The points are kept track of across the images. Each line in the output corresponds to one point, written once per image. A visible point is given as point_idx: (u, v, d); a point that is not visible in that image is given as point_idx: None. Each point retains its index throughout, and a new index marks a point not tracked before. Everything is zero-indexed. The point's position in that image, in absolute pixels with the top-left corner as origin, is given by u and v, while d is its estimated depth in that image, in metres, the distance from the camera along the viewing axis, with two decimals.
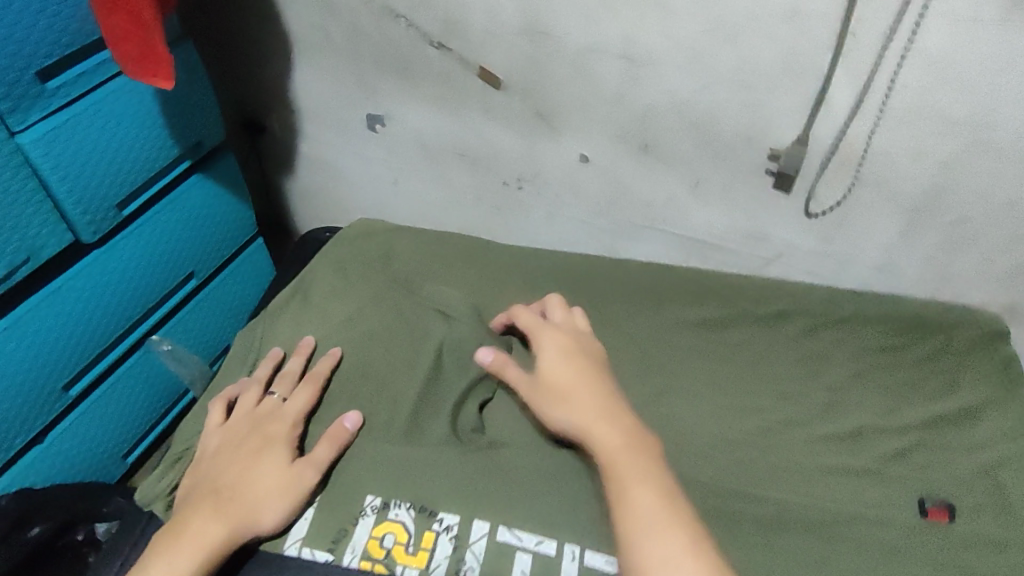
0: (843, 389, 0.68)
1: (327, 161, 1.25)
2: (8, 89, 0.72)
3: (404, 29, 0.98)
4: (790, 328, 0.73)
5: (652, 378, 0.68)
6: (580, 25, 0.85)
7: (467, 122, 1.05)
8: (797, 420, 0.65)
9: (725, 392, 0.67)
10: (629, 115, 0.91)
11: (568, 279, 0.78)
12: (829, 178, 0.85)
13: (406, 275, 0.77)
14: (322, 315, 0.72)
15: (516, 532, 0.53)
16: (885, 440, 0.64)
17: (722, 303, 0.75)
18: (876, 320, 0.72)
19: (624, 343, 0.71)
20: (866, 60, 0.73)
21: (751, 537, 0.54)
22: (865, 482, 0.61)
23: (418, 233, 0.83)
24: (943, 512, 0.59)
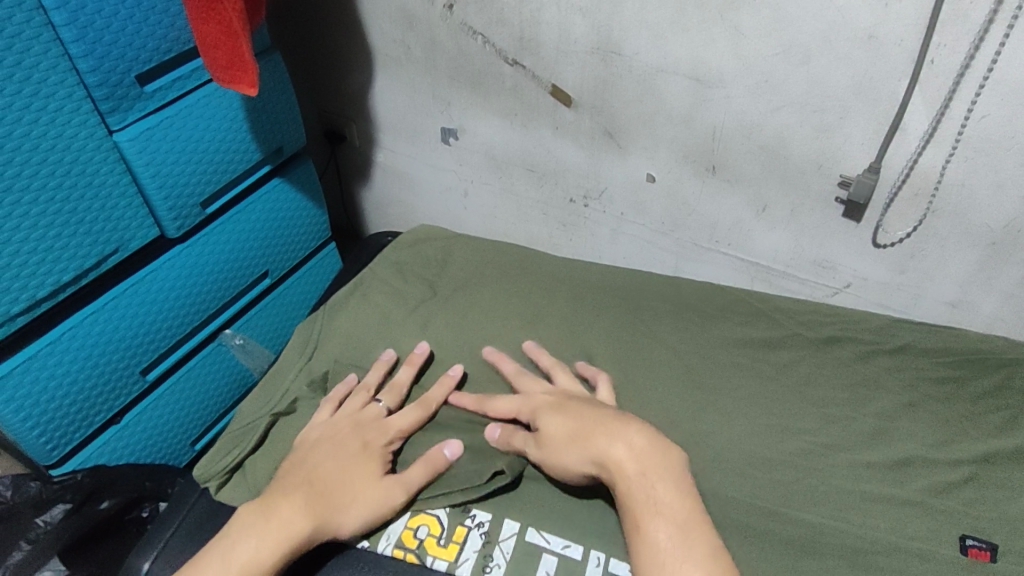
0: (893, 416, 0.65)
1: (400, 172, 1.30)
2: (111, 90, 0.79)
3: (480, 45, 1.01)
4: (841, 353, 0.70)
5: (694, 392, 0.67)
6: (651, 46, 0.87)
7: (536, 138, 1.08)
8: (838, 445, 0.63)
9: (767, 411, 0.66)
10: (697, 135, 0.92)
11: (620, 292, 0.78)
12: (900, 209, 0.84)
13: (459, 281, 0.80)
14: (379, 316, 0.75)
15: (544, 535, 0.57)
16: (932, 471, 0.61)
17: (771, 325, 0.73)
18: (930, 351, 0.69)
19: (672, 357, 0.70)
20: (943, 88, 0.73)
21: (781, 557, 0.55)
22: (909, 514, 0.58)
23: (474, 241, 0.85)
24: (982, 551, 0.56)
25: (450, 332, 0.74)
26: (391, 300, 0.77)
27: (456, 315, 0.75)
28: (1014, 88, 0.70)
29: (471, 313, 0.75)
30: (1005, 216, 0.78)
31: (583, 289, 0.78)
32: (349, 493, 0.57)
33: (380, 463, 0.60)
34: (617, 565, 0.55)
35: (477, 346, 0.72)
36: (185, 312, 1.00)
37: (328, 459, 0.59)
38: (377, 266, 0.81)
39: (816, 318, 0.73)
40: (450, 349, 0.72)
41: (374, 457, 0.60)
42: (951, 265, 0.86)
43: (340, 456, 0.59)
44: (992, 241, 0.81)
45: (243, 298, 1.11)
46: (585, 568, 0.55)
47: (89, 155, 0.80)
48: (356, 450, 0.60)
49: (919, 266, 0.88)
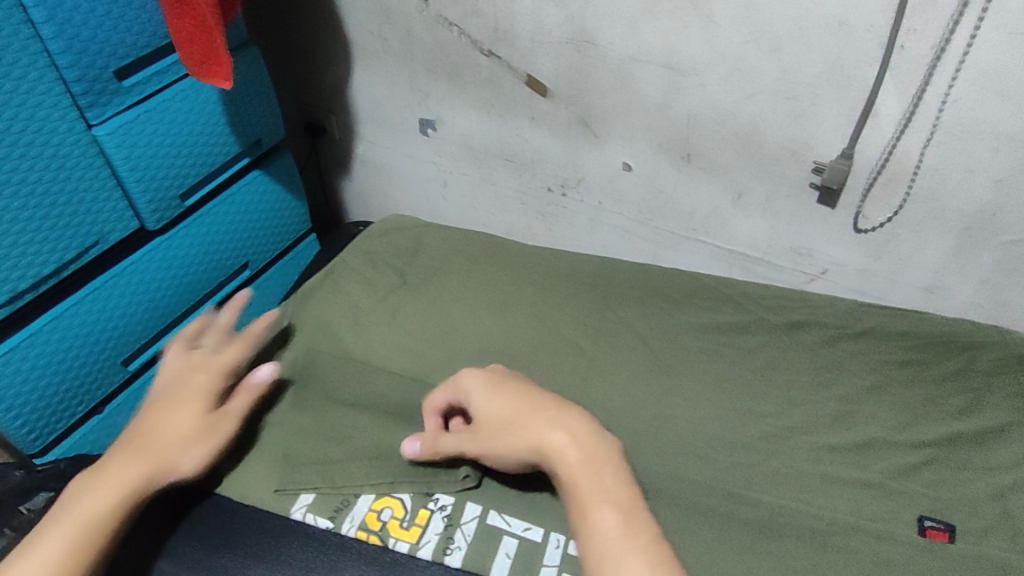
0: (856, 399, 0.66)
1: (379, 163, 1.30)
2: (89, 85, 0.78)
3: (455, 36, 1.01)
4: (809, 337, 0.71)
5: (664, 377, 0.68)
6: (625, 34, 0.87)
7: (513, 129, 1.08)
8: (802, 428, 0.64)
9: (735, 395, 0.66)
10: (672, 124, 0.92)
11: (596, 279, 0.78)
12: (877, 196, 0.84)
13: (432, 269, 0.80)
14: (348, 302, 0.75)
15: (505, 517, 0.57)
16: (895, 454, 0.62)
17: (738, 310, 0.73)
18: (893, 335, 0.70)
19: (642, 343, 0.71)
20: (915, 73, 0.73)
21: (740, 538, 0.55)
22: (872, 494, 0.59)
23: (446, 232, 0.85)
24: (942, 533, 0.57)
25: (419, 320, 0.73)
26: (362, 288, 0.77)
27: (425, 303, 0.75)
28: (983, 74, 0.70)
29: (441, 301, 0.75)
30: (976, 202, 0.79)
31: (558, 276, 0.78)
32: (163, 439, 0.57)
33: (205, 403, 0.60)
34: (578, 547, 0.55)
35: (446, 334, 0.72)
36: (166, 304, 1.00)
37: (149, 412, 0.59)
38: (345, 254, 0.80)
39: (782, 304, 0.73)
40: (420, 336, 0.72)
41: (195, 397, 0.60)
42: (925, 251, 0.86)
43: (162, 405, 0.59)
44: (963, 226, 0.82)
45: (225, 288, 1.11)
46: (546, 550, 0.55)
47: (68, 149, 0.80)
48: (177, 396, 0.60)
49: (893, 251, 0.89)
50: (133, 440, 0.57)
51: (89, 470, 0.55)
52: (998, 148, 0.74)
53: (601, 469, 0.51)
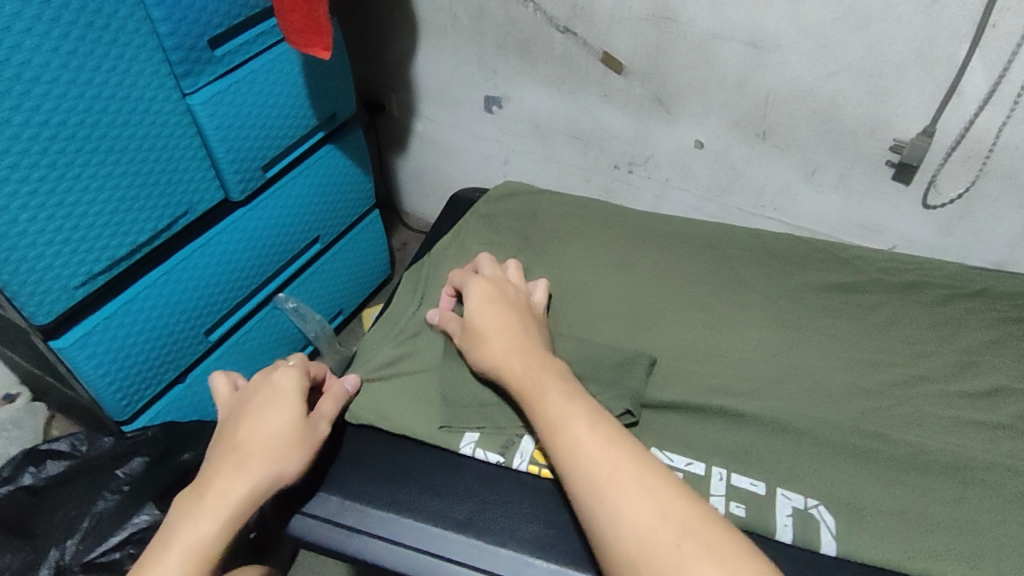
0: (978, 351, 0.69)
1: (441, 140, 1.33)
2: (186, 54, 0.81)
3: (530, 13, 1.04)
4: (924, 296, 0.73)
5: (789, 332, 0.71)
6: (708, 12, 0.89)
7: (583, 106, 1.11)
8: (930, 376, 0.67)
9: (858, 347, 0.70)
10: (750, 101, 0.95)
11: (700, 245, 0.81)
12: (952, 172, 0.87)
13: (550, 232, 0.83)
14: None
15: (667, 453, 0.61)
16: (1022, 400, 0.65)
17: (853, 271, 0.76)
18: (1006, 296, 0.72)
19: (759, 300, 0.75)
20: (1002, 50, 0.75)
21: (891, 474, 0.59)
22: (1003, 436, 0.62)
23: (559, 196, 0.88)
24: None
25: (549, 276, 0.77)
26: (489, 250, 0.81)
27: (547, 263, 0.79)
28: None
29: (565, 260, 0.79)
30: None
31: (671, 240, 0.81)
32: (268, 437, 0.57)
33: (296, 404, 0.60)
34: (741, 478, 0.59)
35: (577, 288, 0.76)
36: (246, 274, 1.03)
37: (247, 414, 0.59)
38: (467, 217, 0.85)
39: (896, 265, 0.76)
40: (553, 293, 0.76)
41: (286, 399, 0.60)
42: (997, 227, 0.89)
43: (258, 407, 0.59)
44: None
45: (300, 259, 1.14)
46: (711, 482, 0.59)
47: (165, 118, 0.82)
48: (269, 398, 0.60)
49: (964, 226, 0.91)
50: (253, 429, 0.57)
51: (213, 460, 0.56)
52: None
53: (572, 424, 0.53)
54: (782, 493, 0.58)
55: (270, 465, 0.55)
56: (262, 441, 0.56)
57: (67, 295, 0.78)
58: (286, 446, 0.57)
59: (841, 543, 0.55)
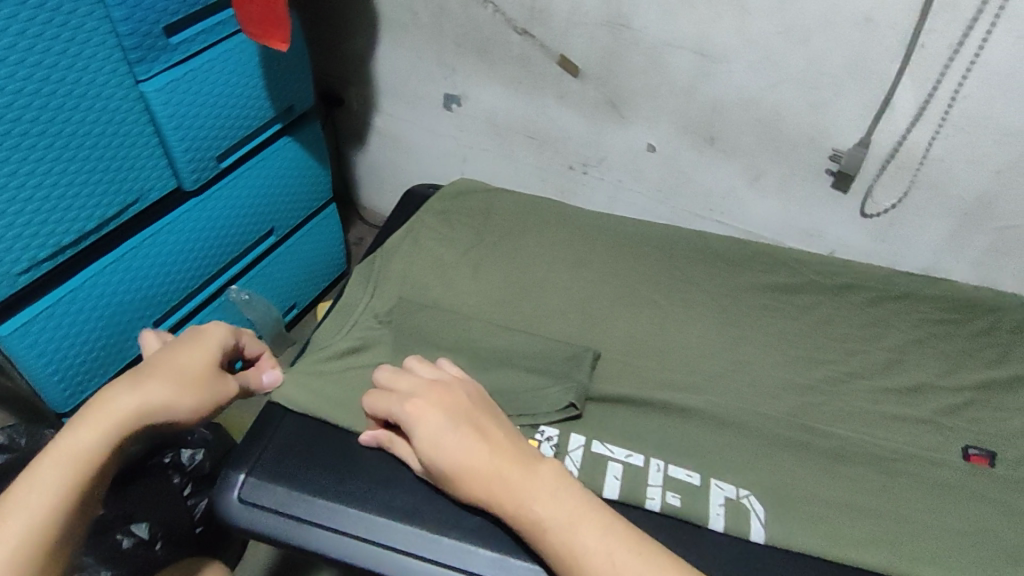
0: (904, 350, 0.73)
1: (398, 136, 1.33)
2: (140, 40, 0.79)
3: (489, 13, 1.05)
4: (855, 298, 0.76)
5: (727, 330, 0.74)
6: (659, 20, 0.92)
7: (539, 108, 1.12)
8: (859, 374, 0.71)
9: (796, 345, 0.73)
10: (698, 107, 0.98)
11: (646, 242, 0.83)
12: (886, 182, 0.91)
13: (501, 228, 0.84)
14: (432, 258, 0.80)
15: (608, 445, 0.63)
16: (941, 395, 0.69)
17: (790, 272, 0.79)
18: (933, 298, 0.76)
19: (704, 299, 0.77)
20: (932, 70, 0.79)
21: (819, 464, 0.63)
22: (923, 429, 0.67)
23: (512, 193, 0.89)
24: (984, 458, 0.65)
25: (506, 272, 0.79)
26: (441, 245, 0.81)
27: (500, 261, 0.80)
28: (993, 72, 0.76)
29: (519, 256, 0.81)
30: (976, 190, 0.86)
31: (620, 238, 0.83)
32: (174, 370, 0.57)
33: (213, 350, 0.60)
34: (677, 470, 0.61)
35: (534, 285, 0.78)
36: (198, 265, 1.02)
37: (164, 350, 0.59)
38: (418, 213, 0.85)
39: (833, 268, 0.79)
40: (503, 289, 0.77)
41: (207, 347, 0.60)
42: (927, 233, 0.93)
43: (179, 347, 0.59)
44: (965, 212, 0.89)
45: (254, 251, 1.13)
46: (649, 473, 0.61)
47: (116, 104, 0.81)
48: (190, 340, 0.60)
49: (895, 233, 0.96)
50: (167, 357, 0.58)
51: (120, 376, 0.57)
52: (1003, 141, 0.81)
53: (537, 500, 0.51)
54: (714, 483, 0.61)
55: (166, 393, 0.55)
56: (170, 370, 0.57)
57: (7, 283, 0.76)
58: (188, 381, 0.57)
59: (769, 532, 0.58)
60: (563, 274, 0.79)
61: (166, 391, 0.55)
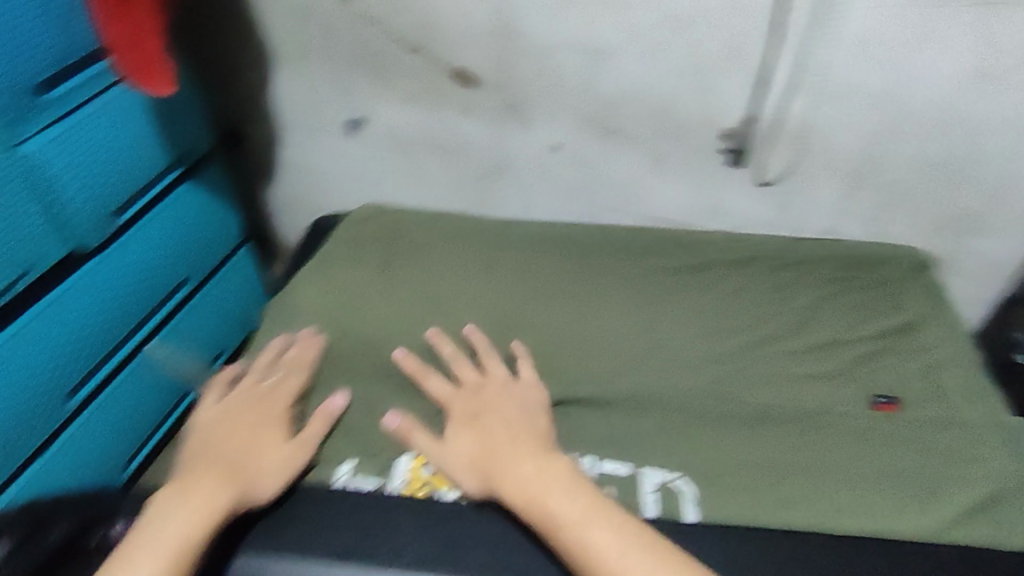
0: (808, 310, 0.77)
1: (306, 163, 1.26)
2: (7, 102, 0.75)
3: (378, 32, 1.04)
4: (757, 268, 0.82)
5: (641, 313, 0.76)
6: (545, 22, 0.94)
7: (442, 120, 1.12)
8: (769, 338, 0.74)
9: (708, 319, 0.76)
10: (594, 102, 1.00)
11: (555, 242, 0.85)
12: (777, 152, 0.95)
13: (411, 246, 0.85)
14: (342, 286, 0.79)
15: None
16: (844, 349, 0.74)
17: (692, 253, 0.83)
18: (824, 260, 0.82)
19: (617, 290, 0.79)
20: (792, 42, 0.85)
21: (739, 433, 0.65)
22: (831, 385, 0.70)
23: (418, 212, 0.90)
24: (890, 404, 0.69)
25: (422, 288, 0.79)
26: (351, 272, 0.81)
27: (414, 277, 0.80)
28: (846, 38, 0.83)
29: (430, 271, 0.81)
30: (854, 151, 0.92)
31: (529, 241, 0.85)
32: (245, 473, 0.58)
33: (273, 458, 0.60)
34: (601, 464, 0.62)
35: (452, 298, 0.78)
36: (107, 326, 0.97)
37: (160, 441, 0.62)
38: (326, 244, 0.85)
39: (732, 241, 0.84)
40: (419, 305, 0.77)
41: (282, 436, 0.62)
42: (823, 195, 0.98)
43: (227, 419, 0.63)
44: (852, 171, 0.94)
45: (168, 304, 1.08)
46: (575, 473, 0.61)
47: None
48: (250, 448, 0.60)
49: (795, 202, 1.00)
50: (208, 467, 0.57)
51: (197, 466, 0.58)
52: (874, 103, 0.87)
53: (551, 494, 0.53)
54: (642, 472, 0.62)
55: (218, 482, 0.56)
56: (202, 504, 0.53)
57: None
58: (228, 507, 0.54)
59: (702, 509, 0.59)
60: (478, 281, 0.80)
61: (203, 524, 0.52)
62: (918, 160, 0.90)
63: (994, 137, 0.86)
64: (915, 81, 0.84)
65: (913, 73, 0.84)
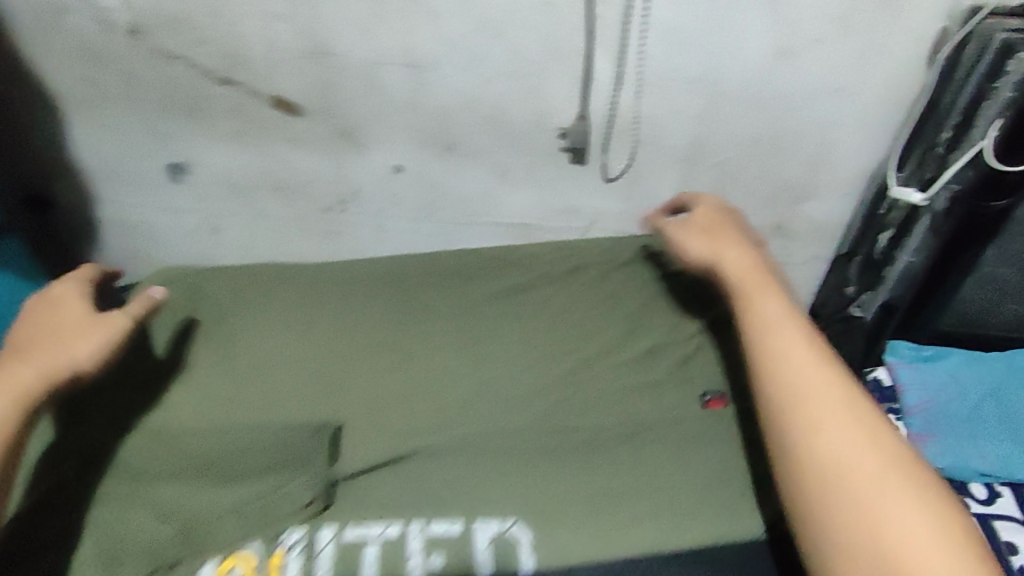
0: (636, 316, 0.81)
1: (136, 221, 1.14)
2: None
3: (183, 69, 0.94)
4: (583, 279, 0.85)
5: (475, 349, 0.78)
6: (360, 42, 0.89)
7: (273, 155, 1.03)
8: (602, 353, 0.77)
9: (540, 343, 0.78)
10: (427, 118, 0.96)
11: (385, 282, 0.85)
12: (614, 146, 0.95)
13: (235, 312, 0.82)
14: (164, 371, 0.76)
15: (365, 527, 0.61)
16: (673, 350, 0.78)
17: (521, 272, 0.85)
18: (648, 260, 0.86)
19: (445, 326, 0.80)
20: (612, 38, 0.83)
21: (576, 457, 0.68)
22: (663, 390, 0.74)
23: (235, 271, 0.86)
24: (720, 400, 0.73)
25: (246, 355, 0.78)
26: (172, 354, 0.77)
27: (234, 344, 0.78)
28: (665, 29, 0.82)
29: (258, 337, 0.79)
30: (687, 136, 0.93)
31: (357, 284, 0.84)
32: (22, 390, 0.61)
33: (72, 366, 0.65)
34: (436, 525, 0.61)
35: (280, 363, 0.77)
36: None
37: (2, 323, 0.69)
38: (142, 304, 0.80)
39: (559, 252, 0.86)
40: (250, 378, 0.75)
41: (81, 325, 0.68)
42: (663, 183, 0.99)
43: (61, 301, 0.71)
44: (684, 156, 0.95)
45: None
46: (405, 542, 0.60)
47: None
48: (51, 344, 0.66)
49: (638, 191, 1.01)
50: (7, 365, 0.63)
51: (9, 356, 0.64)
52: (691, 89, 0.87)
53: (798, 375, 0.56)
54: (472, 527, 0.61)
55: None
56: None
57: None
58: None
59: (535, 556, 0.59)
60: (310, 340, 0.78)
61: None
62: (744, 138, 0.92)
63: (818, 101, 0.87)
64: (733, 66, 0.84)
65: (731, 59, 0.84)
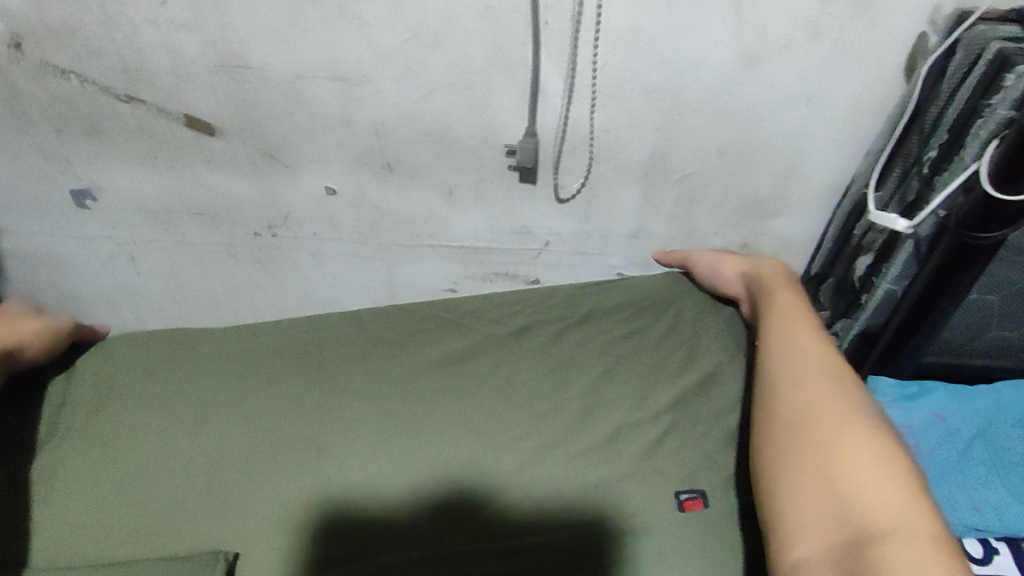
0: (594, 389, 0.76)
1: (41, 252, 1.02)
2: None
3: (77, 85, 0.82)
4: (533, 341, 0.81)
5: (413, 441, 0.73)
6: (279, 53, 0.78)
7: (190, 178, 0.92)
8: (556, 441, 0.73)
9: (485, 427, 0.74)
10: (362, 136, 0.86)
11: (316, 360, 0.80)
12: (568, 164, 0.87)
13: (157, 408, 0.77)
14: (81, 489, 0.71)
15: None
16: (637, 433, 0.73)
17: (464, 337, 0.82)
18: (608, 315, 0.82)
19: (377, 409, 0.76)
20: (562, 46, 0.75)
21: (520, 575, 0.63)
22: (626, 484, 0.69)
23: (165, 346, 0.82)
24: (697, 500, 0.68)
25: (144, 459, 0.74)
26: (91, 464, 0.73)
27: (113, 447, 0.74)
28: (619, 36, 0.73)
29: (181, 442, 0.74)
30: (647, 151, 0.85)
31: (290, 360, 0.80)
32: None
33: None
34: None
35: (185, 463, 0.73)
36: None
37: None
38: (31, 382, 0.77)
39: (506, 311, 0.83)
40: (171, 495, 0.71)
41: None
42: (622, 202, 0.91)
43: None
44: (645, 172, 0.87)
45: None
46: None
47: None
48: None
49: (596, 211, 0.93)
50: None
51: None
52: (651, 100, 0.79)
53: (802, 378, 0.62)
54: None
55: None
56: None
57: None
58: None
59: None
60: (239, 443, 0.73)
61: None
62: (707, 151, 0.85)
63: (784, 111, 0.80)
64: (695, 73, 0.76)
65: (692, 66, 0.76)
